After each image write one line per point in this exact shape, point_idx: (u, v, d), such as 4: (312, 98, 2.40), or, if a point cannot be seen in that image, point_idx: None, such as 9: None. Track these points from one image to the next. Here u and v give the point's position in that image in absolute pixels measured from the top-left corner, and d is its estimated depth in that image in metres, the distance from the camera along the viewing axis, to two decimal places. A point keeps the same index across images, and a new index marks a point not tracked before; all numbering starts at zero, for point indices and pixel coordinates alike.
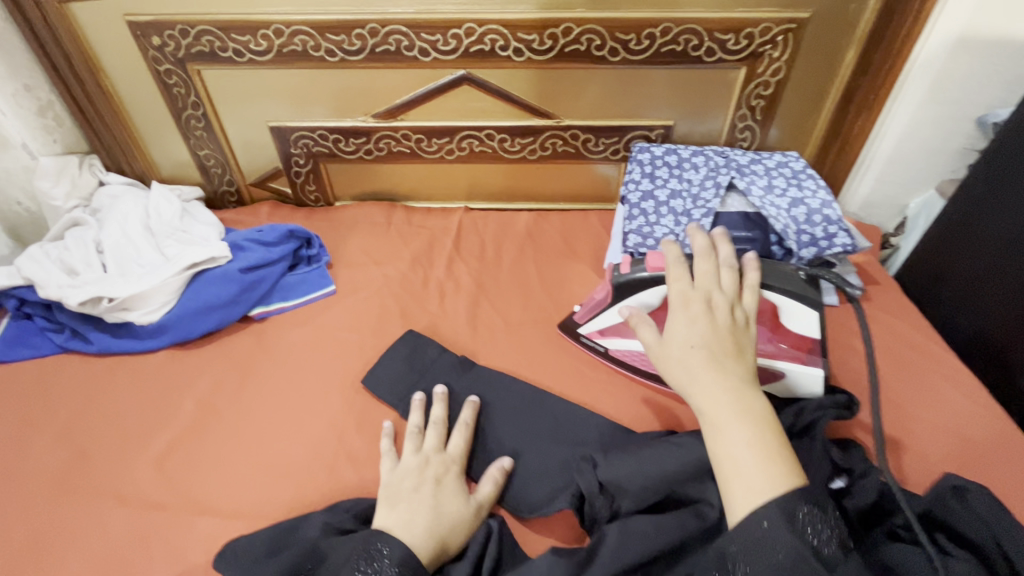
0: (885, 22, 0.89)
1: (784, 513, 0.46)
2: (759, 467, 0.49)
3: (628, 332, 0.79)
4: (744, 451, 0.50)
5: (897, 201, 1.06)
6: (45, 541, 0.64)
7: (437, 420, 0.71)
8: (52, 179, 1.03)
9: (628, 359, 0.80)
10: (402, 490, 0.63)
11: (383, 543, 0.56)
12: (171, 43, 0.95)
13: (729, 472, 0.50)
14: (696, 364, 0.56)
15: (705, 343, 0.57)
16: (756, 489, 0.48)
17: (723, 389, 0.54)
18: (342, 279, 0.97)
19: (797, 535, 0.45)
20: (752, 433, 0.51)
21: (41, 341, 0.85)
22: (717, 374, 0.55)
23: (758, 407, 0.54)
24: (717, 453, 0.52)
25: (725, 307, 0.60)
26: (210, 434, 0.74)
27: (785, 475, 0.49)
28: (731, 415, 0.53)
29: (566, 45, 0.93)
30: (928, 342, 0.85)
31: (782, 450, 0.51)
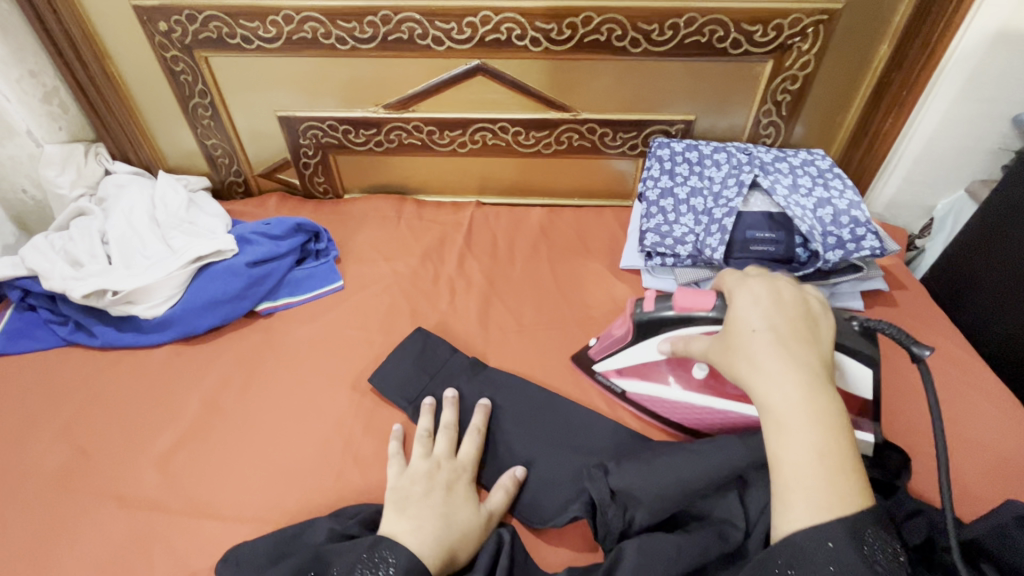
0: (922, 15, 0.84)
1: (849, 535, 0.42)
2: (824, 478, 0.44)
3: (647, 373, 0.71)
4: (812, 456, 0.45)
5: (924, 202, 1.03)
6: (47, 540, 0.63)
7: (448, 425, 0.70)
8: (58, 167, 1.01)
9: (645, 401, 0.73)
10: (410, 494, 0.61)
11: (387, 551, 0.54)
12: (178, 29, 0.92)
13: (789, 478, 0.45)
14: (761, 351, 0.50)
15: (772, 329, 0.51)
16: (819, 504, 0.44)
17: (794, 382, 0.48)
18: (350, 275, 0.94)
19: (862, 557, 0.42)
20: (822, 437, 0.46)
21: (45, 334, 0.84)
22: (787, 366, 0.49)
23: (831, 405, 0.47)
24: (776, 456, 0.46)
25: (792, 295, 0.55)
26: (215, 433, 0.72)
27: (850, 492, 0.44)
28: (802, 413, 0.47)
29: (585, 35, 0.89)
30: (958, 351, 0.82)
31: (850, 457, 0.46)
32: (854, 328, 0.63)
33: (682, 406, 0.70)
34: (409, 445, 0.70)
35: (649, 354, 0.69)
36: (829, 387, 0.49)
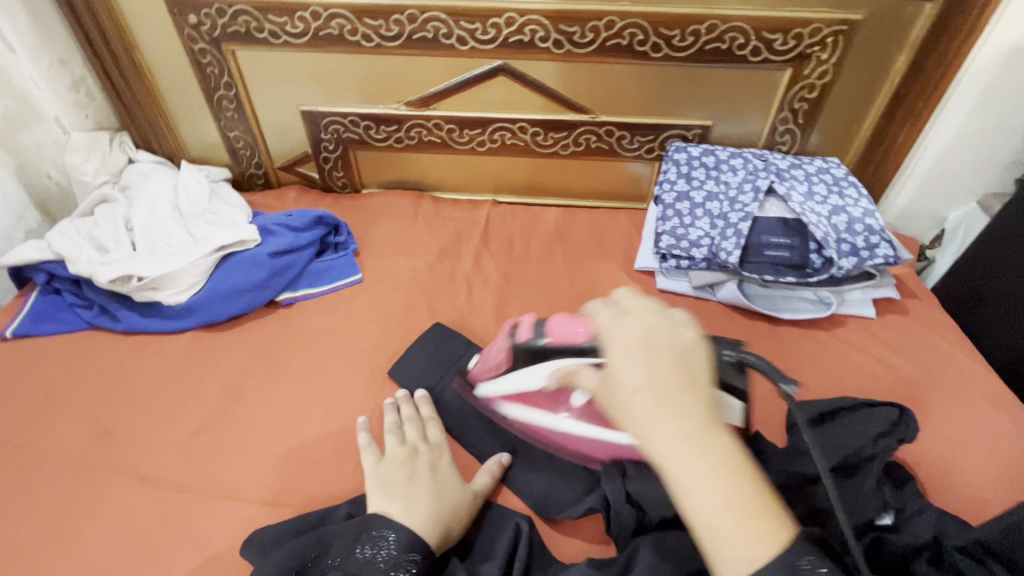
0: (941, 28, 0.86)
1: None
2: (746, 533, 0.40)
3: (532, 399, 0.67)
4: (722, 517, 0.41)
5: (934, 213, 1.04)
6: (73, 517, 0.64)
7: (411, 415, 0.71)
8: (83, 155, 1.02)
9: (535, 428, 0.69)
10: (394, 479, 0.62)
11: (387, 530, 0.56)
12: (207, 22, 0.94)
13: (712, 542, 0.41)
14: (643, 412, 0.44)
15: (650, 381, 0.45)
16: (744, 566, 0.39)
17: (684, 441, 0.43)
18: (368, 268, 0.96)
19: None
20: (728, 490, 0.41)
21: (70, 317, 0.85)
22: (677, 425, 0.43)
23: (727, 448, 0.43)
24: (693, 520, 0.42)
25: (666, 331, 0.48)
26: (237, 417, 0.74)
27: (774, 533, 0.40)
28: (701, 474, 0.42)
29: (607, 38, 0.91)
30: (968, 360, 0.83)
31: (762, 495, 0.42)
32: (727, 361, 0.58)
33: (571, 436, 0.66)
34: (378, 437, 0.71)
35: (530, 381, 0.65)
36: (724, 429, 0.44)
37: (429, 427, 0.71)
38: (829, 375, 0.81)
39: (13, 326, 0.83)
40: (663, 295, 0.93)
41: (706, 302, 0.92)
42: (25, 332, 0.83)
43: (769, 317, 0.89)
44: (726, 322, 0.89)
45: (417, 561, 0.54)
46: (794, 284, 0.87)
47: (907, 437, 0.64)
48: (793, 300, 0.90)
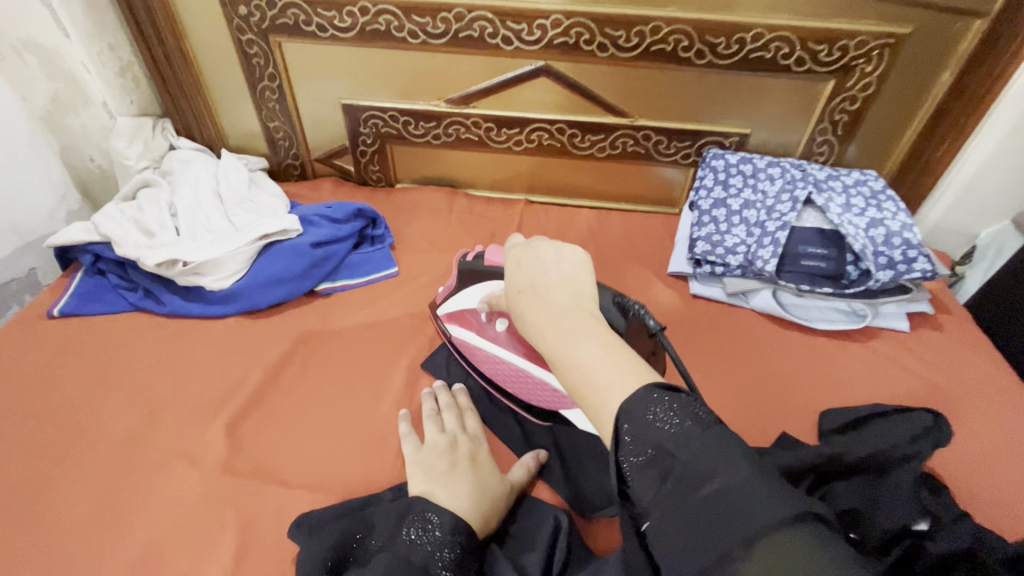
0: (988, 45, 0.86)
1: (638, 411, 0.41)
2: (606, 380, 0.43)
3: (467, 321, 0.76)
4: (586, 368, 0.44)
5: (967, 230, 1.04)
6: (123, 493, 0.66)
7: (449, 403, 0.73)
8: (127, 139, 1.04)
9: (462, 348, 0.77)
10: (437, 468, 0.63)
11: (430, 512, 0.57)
12: (257, 14, 0.95)
13: (584, 395, 0.44)
14: (525, 307, 0.51)
15: (532, 284, 0.52)
16: (600, 403, 0.43)
17: (550, 318, 0.48)
18: (404, 262, 0.97)
19: (658, 431, 0.40)
20: (591, 346, 0.45)
21: (114, 298, 0.88)
22: (546, 310, 0.49)
23: (591, 321, 0.48)
24: (569, 386, 0.46)
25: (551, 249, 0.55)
26: (280, 403, 0.75)
27: (633, 377, 0.43)
28: (564, 338, 0.46)
29: (652, 43, 0.91)
30: (1004, 378, 0.83)
31: (627, 355, 0.45)
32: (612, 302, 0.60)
33: (491, 359, 0.73)
34: (418, 423, 0.73)
35: (470, 300, 0.76)
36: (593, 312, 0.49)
37: (467, 417, 0.72)
38: (864, 387, 0.82)
39: (60, 305, 0.85)
40: (696, 300, 0.94)
41: (739, 309, 0.93)
42: (72, 312, 0.85)
43: (803, 326, 0.89)
44: (760, 329, 0.89)
45: (462, 543, 0.55)
46: (830, 295, 0.88)
47: (940, 442, 0.63)
48: (825, 311, 0.90)
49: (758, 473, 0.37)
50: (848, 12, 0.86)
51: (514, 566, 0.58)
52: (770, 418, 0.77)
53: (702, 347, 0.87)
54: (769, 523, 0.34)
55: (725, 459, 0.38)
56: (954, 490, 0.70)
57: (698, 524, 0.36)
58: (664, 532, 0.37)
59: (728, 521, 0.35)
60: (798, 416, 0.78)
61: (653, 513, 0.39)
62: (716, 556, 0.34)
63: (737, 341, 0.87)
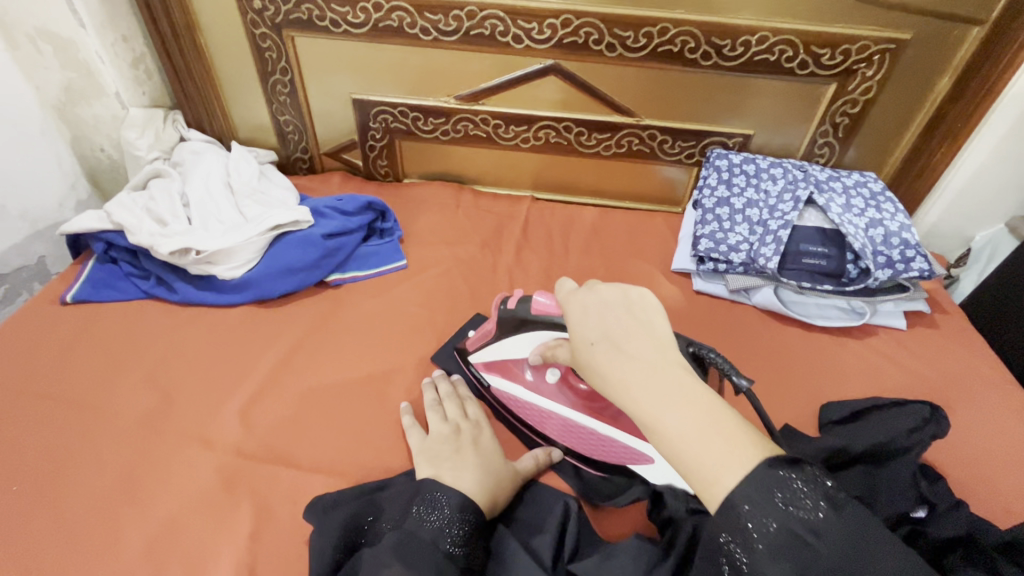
0: (985, 52, 0.88)
1: (765, 494, 0.39)
2: (713, 449, 0.41)
3: (511, 372, 0.75)
4: (687, 438, 0.42)
5: (962, 233, 1.07)
6: (138, 474, 0.67)
7: (450, 392, 0.75)
8: (138, 130, 1.05)
9: (505, 399, 0.76)
10: (443, 453, 0.65)
11: (438, 491, 0.59)
12: (271, 8, 0.97)
13: (688, 466, 0.42)
14: (603, 363, 0.47)
15: (609, 336, 0.48)
16: (713, 478, 0.41)
17: (640, 379, 0.45)
18: (412, 255, 0.99)
19: (791, 516, 0.39)
20: (690, 413, 0.43)
21: (126, 286, 0.89)
22: (632, 370, 0.45)
23: (681, 380, 0.45)
24: (669, 454, 0.43)
25: (616, 292, 0.51)
26: (292, 390, 0.77)
27: (742, 446, 0.41)
28: (659, 404, 0.43)
29: (659, 44, 0.93)
30: (996, 375, 0.85)
31: (728, 416, 0.43)
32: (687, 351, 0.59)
33: (544, 412, 0.73)
34: (420, 412, 0.75)
35: (513, 353, 0.73)
36: (678, 365, 0.46)
37: (468, 404, 0.74)
38: (861, 382, 0.84)
39: (73, 291, 0.86)
40: (698, 296, 0.96)
41: (741, 305, 0.95)
42: (84, 298, 0.86)
43: (802, 323, 0.92)
44: (761, 325, 0.91)
45: (470, 520, 0.57)
46: (830, 292, 0.90)
47: (938, 433, 0.65)
48: (824, 308, 0.92)
49: (900, 565, 0.38)
50: (851, 17, 0.88)
51: (524, 548, 0.59)
52: (770, 410, 0.79)
53: (704, 341, 0.89)
54: None
55: (866, 550, 0.38)
56: (949, 479, 0.72)
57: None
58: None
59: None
60: (798, 409, 0.80)
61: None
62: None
63: (739, 336, 0.89)
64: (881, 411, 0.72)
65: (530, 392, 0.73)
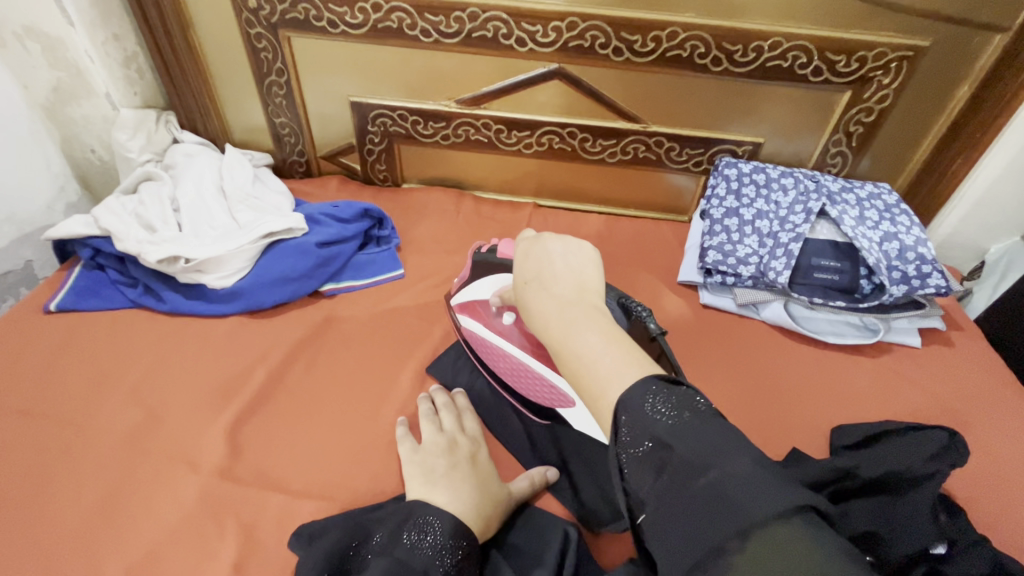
0: (1006, 62, 0.85)
1: (635, 399, 0.41)
2: (605, 371, 0.43)
3: (476, 312, 0.73)
4: (587, 362, 0.44)
5: (977, 244, 1.03)
6: (119, 496, 0.64)
7: (447, 403, 0.71)
8: (130, 131, 1.02)
9: (469, 339, 0.76)
10: (436, 468, 0.62)
11: (430, 515, 0.56)
12: (267, 7, 0.93)
13: (584, 385, 0.44)
14: (530, 298, 0.51)
15: (538, 274, 0.52)
16: (602, 394, 0.43)
17: (556, 311, 0.48)
18: (410, 264, 0.95)
19: (656, 422, 0.39)
20: (595, 339, 0.46)
21: (113, 294, 0.86)
22: (550, 304, 0.49)
23: (593, 314, 0.48)
24: (573, 378, 0.46)
25: (557, 240, 0.54)
26: (283, 406, 0.74)
27: (635, 367, 0.43)
28: (569, 330, 0.46)
29: (668, 49, 0.90)
30: (1015, 398, 0.82)
31: (631, 348, 0.46)
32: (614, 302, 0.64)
33: (495, 351, 0.71)
34: (415, 427, 0.72)
35: (478, 293, 0.73)
36: (597, 305, 0.49)
37: (466, 419, 0.71)
38: (876, 403, 0.80)
39: (58, 300, 0.83)
40: (706, 311, 0.93)
41: (750, 320, 0.91)
42: (69, 307, 0.83)
43: (814, 340, 0.88)
44: (771, 342, 0.88)
45: (462, 547, 0.54)
46: (842, 309, 0.87)
47: (958, 463, 0.59)
48: (836, 325, 0.89)
49: (758, 467, 0.36)
50: (867, 22, 0.85)
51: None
52: (780, 433, 0.76)
53: (711, 357, 0.86)
54: (763, 518, 0.33)
55: (723, 451, 0.37)
56: (968, 510, 0.69)
57: (693, 516, 0.36)
58: (659, 525, 0.37)
59: (723, 511, 0.35)
60: (810, 432, 0.77)
61: (649, 506, 0.38)
62: (708, 548, 0.34)
63: (748, 354, 0.86)
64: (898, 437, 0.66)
65: (485, 330, 0.71)
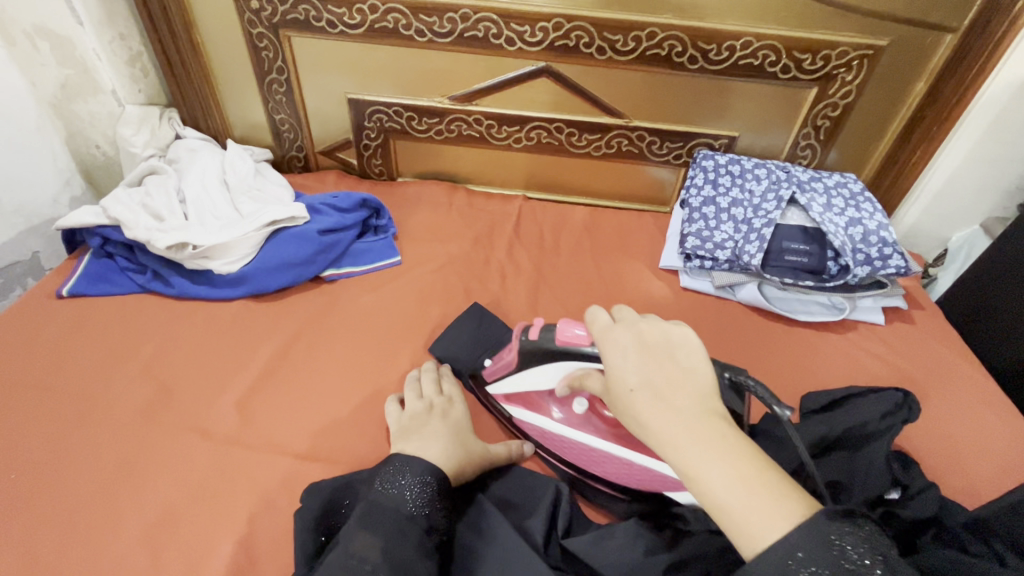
0: (957, 60, 0.92)
1: (814, 544, 0.41)
2: (751, 505, 0.44)
3: (533, 402, 0.74)
4: (729, 492, 0.44)
5: (939, 233, 1.11)
6: (136, 463, 0.69)
7: (430, 369, 0.77)
8: (134, 128, 1.06)
9: (532, 432, 0.74)
10: (413, 427, 0.68)
11: (401, 464, 0.60)
12: (268, 8, 0.98)
13: (727, 519, 0.44)
14: (644, 410, 0.49)
15: (647, 382, 0.50)
16: (756, 537, 0.43)
17: (682, 432, 0.47)
18: (406, 252, 1.01)
19: (844, 567, 0.40)
20: (732, 468, 0.45)
21: (123, 280, 0.90)
22: (671, 421, 0.48)
23: (723, 431, 0.47)
24: (708, 505, 0.45)
25: (656, 335, 0.53)
26: (288, 382, 0.78)
27: (786, 503, 0.43)
28: (701, 456, 0.46)
29: (648, 48, 0.96)
30: (969, 369, 0.88)
31: (768, 467, 0.46)
32: (725, 380, 0.59)
33: (572, 443, 0.71)
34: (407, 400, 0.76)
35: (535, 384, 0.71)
36: (717, 415, 0.48)
37: (444, 385, 0.76)
38: (841, 374, 0.87)
39: (69, 285, 0.87)
40: (686, 293, 0.99)
41: (726, 301, 0.97)
42: (81, 292, 0.87)
43: (785, 317, 0.95)
44: (745, 320, 0.94)
45: (434, 489, 0.59)
46: (811, 288, 0.93)
47: (911, 420, 0.68)
48: (806, 304, 0.95)
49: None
50: (831, 24, 0.92)
51: (516, 528, 0.61)
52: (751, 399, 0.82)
53: None
54: None
55: None
56: (923, 465, 0.75)
57: None
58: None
59: None
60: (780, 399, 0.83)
61: None
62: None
63: (724, 331, 0.92)
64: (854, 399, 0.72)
65: (554, 423, 0.72)
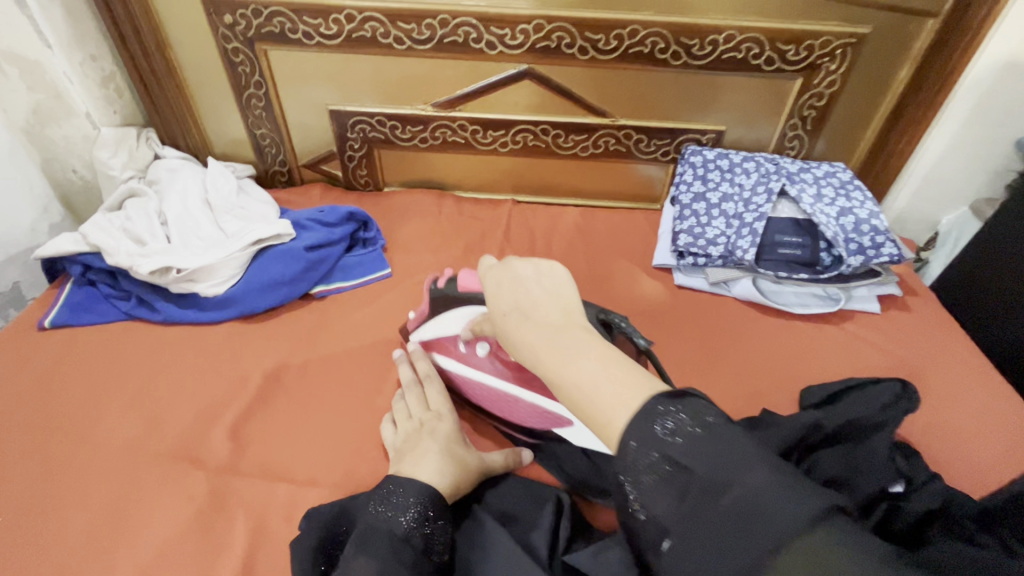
0: (939, 45, 0.92)
1: (642, 419, 0.41)
2: (603, 393, 0.43)
3: (444, 348, 0.75)
4: (585, 387, 0.44)
5: (930, 216, 1.11)
6: (128, 499, 0.67)
7: (412, 381, 0.74)
8: (111, 149, 1.03)
9: (448, 375, 0.77)
10: (405, 449, 0.66)
11: (394, 485, 0.59)
12: (242, 22, 0.96)
13: (589, 413, 0.44)
14: (513, 330, 0.51)
15: (516, 304, 0.52)
16: (610, 422, 0.42)
17: (543, 341, 0.48)
18: (396, 263, 0.99)
19: (669, 444, 0.39)
20: (589, 362, 0.45)
21: (106, 308, 0.88)
22: (534, 333, 0.49)
23: (586, 337, 0.48)
24: (575, 407, 0.45)
25: (527, 266, 0.55)
26: (281, 405, 0.77)
27: (635, 386, 0.43)
28: (560, 359, 0.46)
29: (630, 46, 0.95)
30: (968, 353, 0.88)
31: (627, 363, 0.46)
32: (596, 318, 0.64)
33: (477, 384, 0.73)
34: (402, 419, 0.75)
35: (444, 328, 0.74)
36: (581, 326, 0.49)
37: (430, 395, 0.72)
38: (841, 366, 0.86)
39: (51, 316, 0.85)
40: (681, 291, 0.98)
41: (722, 297, 0.97)
42: (63, 323, 0.85)
43: (781, 311, 0.94)
44: (742, 316, 0.94)
45: (428, 508, 0.57)
46: (805, 281, 0.93)
47: (911, 409, 0.68)
48: (802, 296, 0.95)
49: (776, 473, 0.37)
50: (812, 15, 0.91)
51: (520, 544, 0.60)
52: (752, 396, 0.82)
53: (688, 334, 0.90)
54: (789, 529, 0.34)
55: (739, 463, 0.37)
56: (928, 455, 0.75)
57: (724, 538, 0.35)
58: (687, 553, 0.36)
59: (754, 530, 0.35)
60: (782, 395, 0.82)
61: (674, 532, 0.38)
62: (742, 565, 0.34)
63: (722, 328, 0.91)
64: (855, 399, 0.71)
65: (463, 365, 0.73)
